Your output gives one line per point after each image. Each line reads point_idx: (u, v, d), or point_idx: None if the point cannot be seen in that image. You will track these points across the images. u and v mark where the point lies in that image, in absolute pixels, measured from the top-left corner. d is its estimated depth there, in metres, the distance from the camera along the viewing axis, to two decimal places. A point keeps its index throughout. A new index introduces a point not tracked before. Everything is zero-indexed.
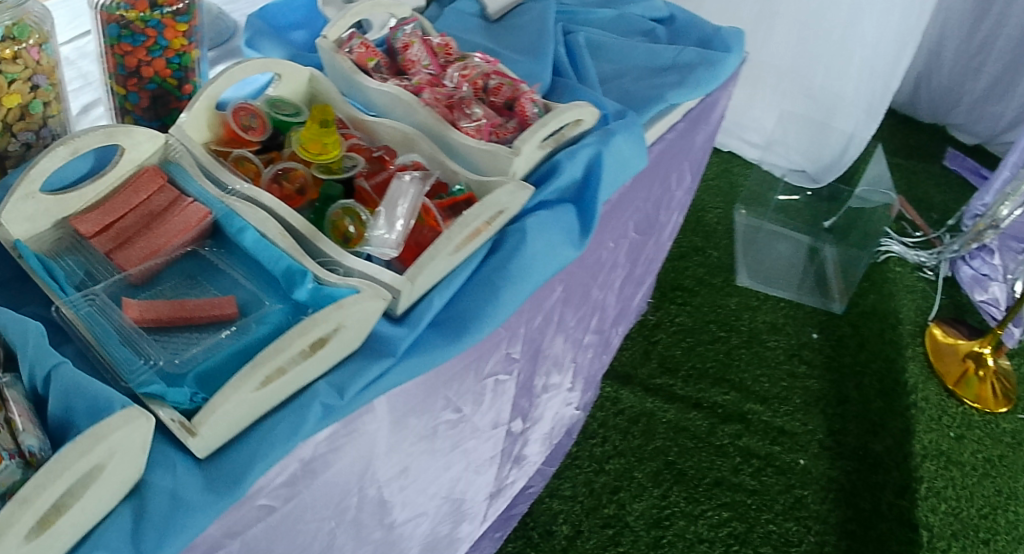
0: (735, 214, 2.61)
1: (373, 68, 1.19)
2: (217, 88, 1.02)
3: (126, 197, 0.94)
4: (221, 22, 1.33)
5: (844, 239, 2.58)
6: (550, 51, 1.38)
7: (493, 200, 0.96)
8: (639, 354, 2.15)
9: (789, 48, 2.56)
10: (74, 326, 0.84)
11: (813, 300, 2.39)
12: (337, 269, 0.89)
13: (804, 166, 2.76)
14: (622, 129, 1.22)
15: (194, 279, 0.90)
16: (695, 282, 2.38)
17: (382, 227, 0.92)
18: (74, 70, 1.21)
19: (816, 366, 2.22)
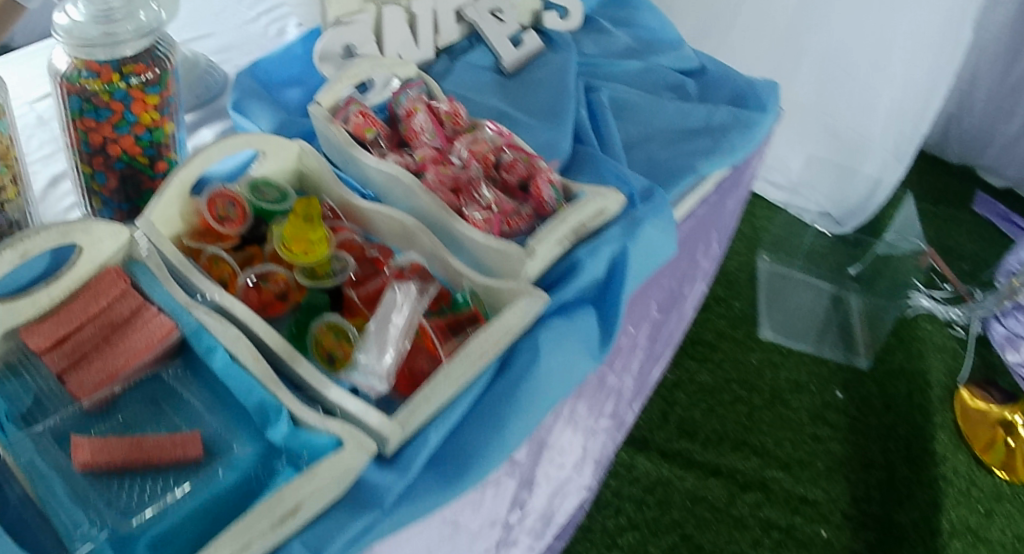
0: (758, 260, 2.44)
1: (372, 140, 1.06)
2: (189, 171, 0.89)
3: (83, 304, 0.81)
4: (210, 76, 1.20)
5: (870, 290, 2.39)
6: (570, 115, 1.26)
7: (502, 323, 0.85)
8: (658, 416, 2.01)
9: (816, 84, 2.41)
10: (13, 473, 0.72)
11: (836, 355, 2.23)
12: (322, 404, 0.78)
13: (827, 208, 2.58)
14: (648, 214, 1.09)
15: (157, 406, 0.78)
16: (713, 335, 2.22)
17: (370, 351, 0.79)
18: (35, 139, 1.05)
19: (841, 428, 2.07)
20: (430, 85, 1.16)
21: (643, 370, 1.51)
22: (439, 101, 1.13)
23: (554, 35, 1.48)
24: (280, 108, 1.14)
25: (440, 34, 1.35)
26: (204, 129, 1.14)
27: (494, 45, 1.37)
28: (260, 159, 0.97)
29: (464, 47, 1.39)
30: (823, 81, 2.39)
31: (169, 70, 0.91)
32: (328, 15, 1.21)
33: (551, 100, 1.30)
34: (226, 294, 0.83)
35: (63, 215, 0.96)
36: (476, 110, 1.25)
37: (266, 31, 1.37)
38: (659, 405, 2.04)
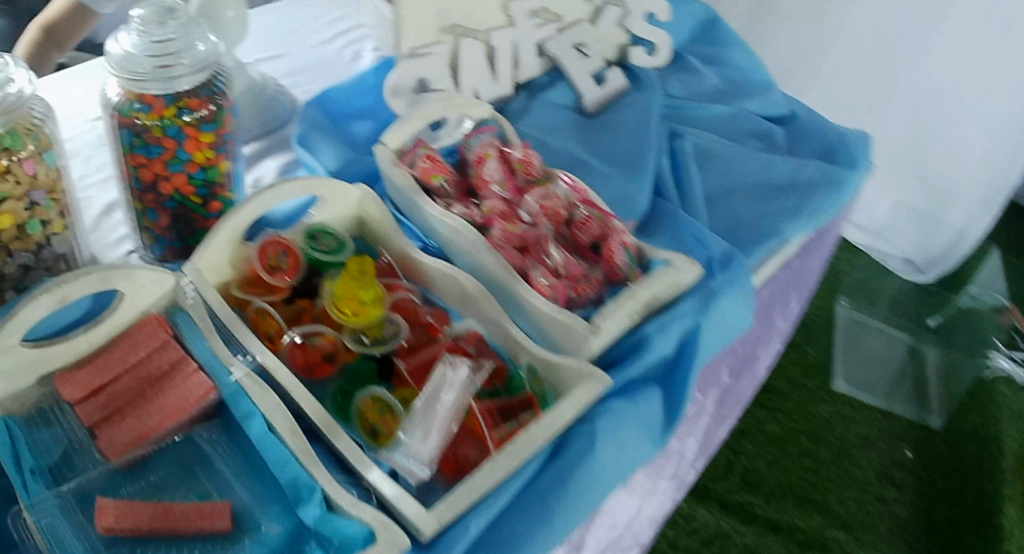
0: (836, 305, 2.15)
1: (439, 186, 1.01)
2: (241, 217, 0.85)
3: (121, 353, 0.78)
4: (279, 103, 1.18)
5: (951, 341, 2.07)
6: (650, 166, 1.17)
7: (553, 418, 0.78)
8: (724, 467, 1.76)
9: (911, 115, 2.15)
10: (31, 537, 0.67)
11: (907, 412, 1.93)
12: (359, 486, 0.73)
13: (911, 254, 2.29)
14: (724, 285, 1.01)
15: (189, 472, 0.74)
16: (783, 386, 1.94)
17: (414, 432, 0.74)
18: (82, 164, 1.03)
19: (911, 491, 1.78)
20: (503, 127, 1.11)
21: (706, 432, 1.40)
22: (512, 147, 1.07)
23: (638, 70, 1.37)
24: (346, 143, 1.10)
25: (519, 68, 1.29)
26: (267, 160, 1.11)
27: (576, 82, 1.30)
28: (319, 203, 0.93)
29: (544, 82, 1.32)
30: (919, 114, 2.14)
31: (226, 106, 0.87)
32: (402, 47, 1.17)
33: (632, 146, 1.21)
34: (271, 354, 0.79)
35: (113, 248, 0.94)
36: (549, 155, 1.19)
37: (340, 53, 1.33)
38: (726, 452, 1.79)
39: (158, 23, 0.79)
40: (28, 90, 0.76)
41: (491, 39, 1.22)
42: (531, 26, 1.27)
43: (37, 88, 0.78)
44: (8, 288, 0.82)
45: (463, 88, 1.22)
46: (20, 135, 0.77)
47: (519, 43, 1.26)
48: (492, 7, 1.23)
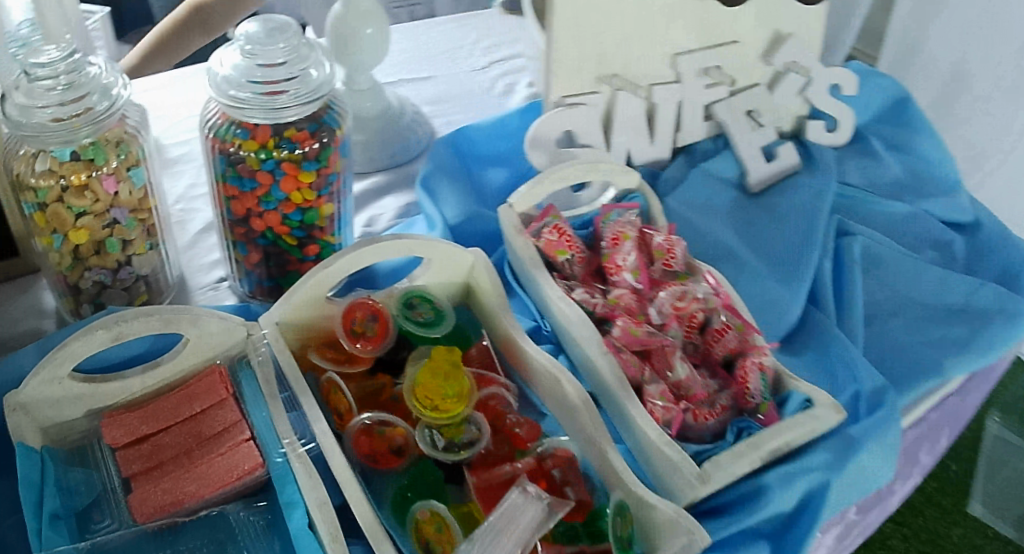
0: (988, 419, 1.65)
1: (564, 263, 0.90)
2: (330, 272, 0.77)
3: (176, 403, 0.72)
4: (410, 133, 1.09)
5: None
6: (811, 268, 1.00)
7: None
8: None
9: None
10: None
11: None
12: None
13: None
14: (866, 437, 0.85)
15: (223, 551, 0.66)
16: (922, 498, 1.51)
17: None
18: (174, 182, 0.99)
19: None
20: (648, 203, 1.00)
21: None
22: (656, 229, 0.95)
23: (813, 146, 1.15)
24: (472, 192, 1.01)
25: (682, 130, 1.11)
26: (387, 196, 1.03)
27: (743, 155, 1.10)
28: (427, 264, 0.85)
29: (708, 150, 1.14)
30: None
31: (333, 144, 0.80)
32: (550, 93, 1.02)
33: (792, 243, 1.03)
34: (333, 438, 0.70)
35: (205, 272, 0.90)
36: (695, 241, 1.04)
37: (492, 85, 1.22)
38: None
39: (266, 44, 0.73)
40: (123, 96, 0.72)
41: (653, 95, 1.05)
42: (702, 84, 1.08)
43: (130, 94, 0.74)
44: (83, 300, 0.79)
45: (613, 149, 1.06)
46: (104, 148, 0.73)
47: (684, 101, 1.08)
48: (658, 58, 1.06)
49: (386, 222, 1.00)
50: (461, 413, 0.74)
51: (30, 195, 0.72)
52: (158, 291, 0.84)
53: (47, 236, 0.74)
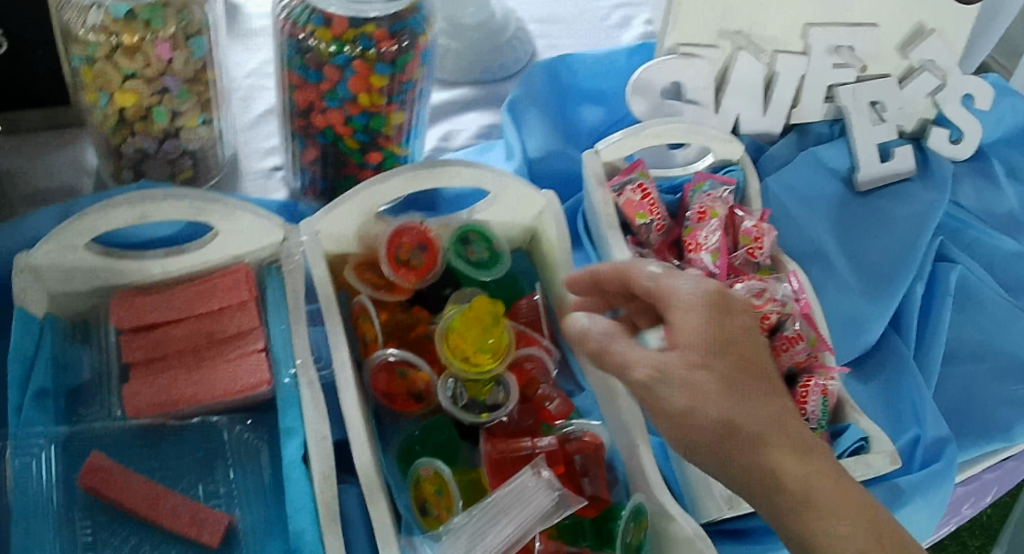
0: None
1: (642, 227, 0.80)
2: (383, 189, 0.69)
3: (193, 297, 0.67)
4: (518, 45, 0.95)
5: None
6: (901, 291, 0.90)
7: None
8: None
9: None
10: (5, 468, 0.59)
11: None
12: None
13: None
14: (916, 490, 0.78)
15: (209, 462, 0.63)
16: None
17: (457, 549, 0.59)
18: (245, 54, 0.90)
19: None
20: (746, 179, 0.87)
21: None
22: (749, 211, 0.84)
23: (933, 155, 1.02)
24: (560, 130, 0.90)
25: (797, 107, 0.99)
26: (470, 112, 0.91)
27: (859, 146, 0.98)
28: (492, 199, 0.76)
29: (823, 134, 1.01)
30: None
31: (415, 50, 0.71)
32: (665, 39, 0.91)
33: (890, 252, 0.93)
34: (350, 370, 0.64)
35: (259, 158, 0.83)
36: (789, 235, 0.93)
37: (607, 13, 1.03)
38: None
39: None
40: None
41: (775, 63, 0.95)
42: (829, 62, 0.97)
43: None
44: (124, 166, 0.74)
45: (722, 113, 0.95)
46: (162, 10, 0.66)
47: (807, 77, 0.97)
48: (791, 23, 0.94)
49: (463, 142, 0.89)
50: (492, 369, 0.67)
51: (79, 47, 0.66)
52: (207, 169, 0.78)
53: (93, 93, 0.69)
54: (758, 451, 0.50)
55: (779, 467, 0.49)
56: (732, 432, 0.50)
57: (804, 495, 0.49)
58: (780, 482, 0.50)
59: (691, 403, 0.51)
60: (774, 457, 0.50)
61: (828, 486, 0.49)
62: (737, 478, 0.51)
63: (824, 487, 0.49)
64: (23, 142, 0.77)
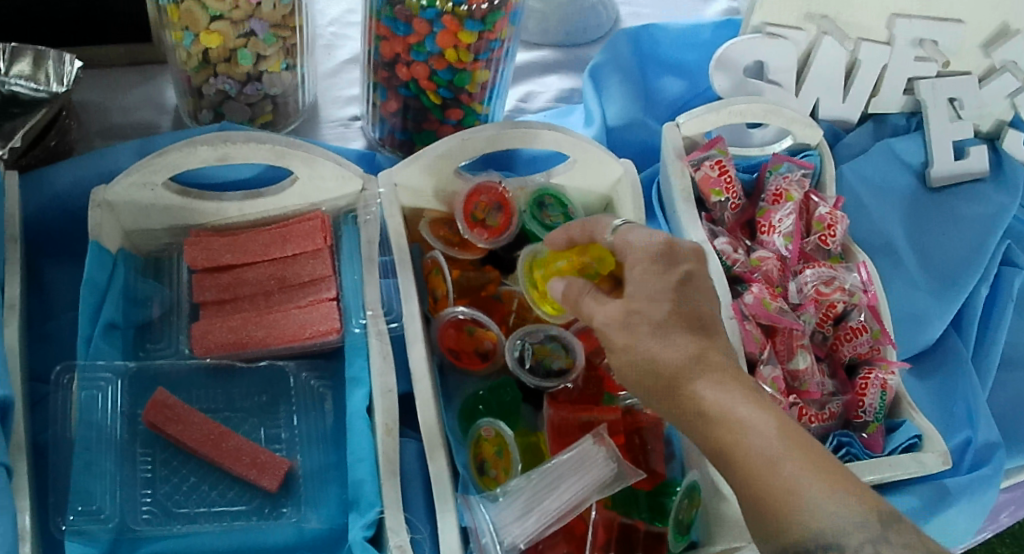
0: None
1: (715, 204, 0.79)
2: (466, 145, 0.70)
3: (268, 241, 0.68)
4: (602, 10, 0.93)
5: None
6: (964, 294, 0.89)
7: None
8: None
9: None
10: (63, 398, 0.59)
11: None
12: (416, 532, 0.60)
13: None
14: (962, 493, 0.77)
15: (272, 405, 0.64)
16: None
17: (512, 511, 0.59)
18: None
19: None
20: (822, 165, 0.86)
21: None
22: (824, 197, 0.82)
23: (1008, 157, 1.00)
24: (640, 96, 0.89)
25: (876, 96, 0.98)
26: (551, 74, 0.91)
27: (934, 142, 0.96)
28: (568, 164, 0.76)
29: (899, 126, 1.00)
30: None
31: (504, 10, 0.71)
32: (750, 17, 0.89)
33: (957, 252, 0.91)
34: (417, 324, 0.66)
35: (339, 106, 0.83)
36: (857, 225, 0.91)
37: None
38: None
39: None
40: None
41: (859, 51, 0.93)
42: (911, 54, 0.95)
43: None
44: (204, 106, 0.75)
45: (802, 97, 0.94)
46: None
47: (888, 68, 0.95)
48: (878, 11, 0.92)
49: (542, 104, 0.89)
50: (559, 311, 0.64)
51: None
52: (285, 113, 0.79)
53: (178, 32, 0.69)
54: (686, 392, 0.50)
55: (707, 402, 0.49)
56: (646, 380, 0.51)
57: (727, 425, 0.48)
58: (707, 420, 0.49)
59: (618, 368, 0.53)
60: (700, 392, 0.49)
61: (760, 414, 0.48)
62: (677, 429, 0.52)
63: (756, 415, 0.48)
64: (104, 77, 0.78)
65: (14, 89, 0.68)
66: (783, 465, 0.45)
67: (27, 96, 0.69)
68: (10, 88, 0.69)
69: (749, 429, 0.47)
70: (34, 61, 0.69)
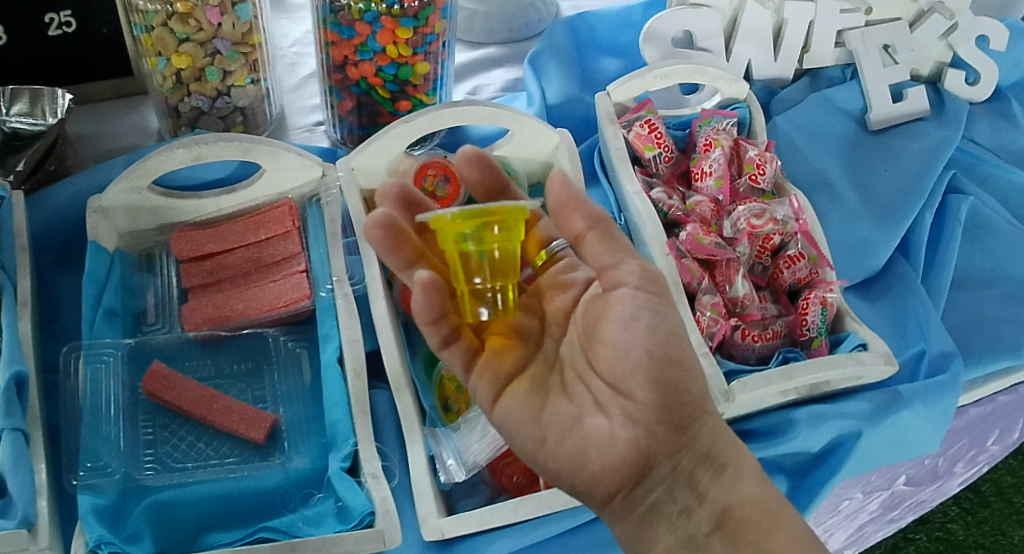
0: None
1: (650, 160, 0.87)
2: (410, 127, 0.78)
3: (243, 229, 0.77)
4: (542, 5, 1.02)
5: None
6: (909, 219, 0.93)
7: None
8: (883, 548, 1.27)
9: None
10: (72, 377, 0.68)
11: None
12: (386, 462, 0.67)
13: None
14: (918, 396, 0.77)
15: (256, 370, 0.72)
16: (995, 488, 1.32)
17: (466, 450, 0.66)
18: (291, 26, 0.99)
19: None
20: (753, 116, 0.93)
21: (863, 536, 1.05)
22: (754, 143, 0.89)
23: (948, 95, 1.05)
24: (579, 75, 0.96)
25: (808, 51, 1.04)
26: (497, 68, 1.00)
27: (869, 86, 1.01)
28: (509, 137, 0.84)
29: (835, 78, 1.06)
30: None
31: (435, 5, 0.80)
32: None
33: (899, 184, 0.96)
34: (379, 285, 0.73)
35: (304, 115, 0.93)
36: (797, 168, 0.97)
37: None
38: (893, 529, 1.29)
39: None
40: None
41: (783, 9, 1.00)
42: (835, 8, 1.02)
43: None
44: (182, 123, 0.84)
45: (735, 59, 1.01)
46: None
47: (815, 23, 1.01)
48: None
49: (490, 94, 0.97)
50: (480, 316, 0.61)
51: (139, 17, 0.76)
52: (256, 124, 0.88)
53: (152, 58, 0.79)
54: (692, 427, 0.59)
55: (700, 440, 0.59)
56: (688, 413, 0.58)
57: (717, 462, 0.59)
58: (731, 476, 0.59)
59: (653, 391, 0.57)
60: (697, 433, 0.59)
61: (741, 462, 0.59)
62: (678, 480, 0.57)
63: (737, 460, 0.59)
64: (95, 112, 0.88)
65: (15, 126, 0.77)
66: (764, 502, 0.58)
67: (27, 131, 0.78)
68: (12, 126, 0.78)
69: (746, 491, 0.58)
70: (30, 98, 0.79)
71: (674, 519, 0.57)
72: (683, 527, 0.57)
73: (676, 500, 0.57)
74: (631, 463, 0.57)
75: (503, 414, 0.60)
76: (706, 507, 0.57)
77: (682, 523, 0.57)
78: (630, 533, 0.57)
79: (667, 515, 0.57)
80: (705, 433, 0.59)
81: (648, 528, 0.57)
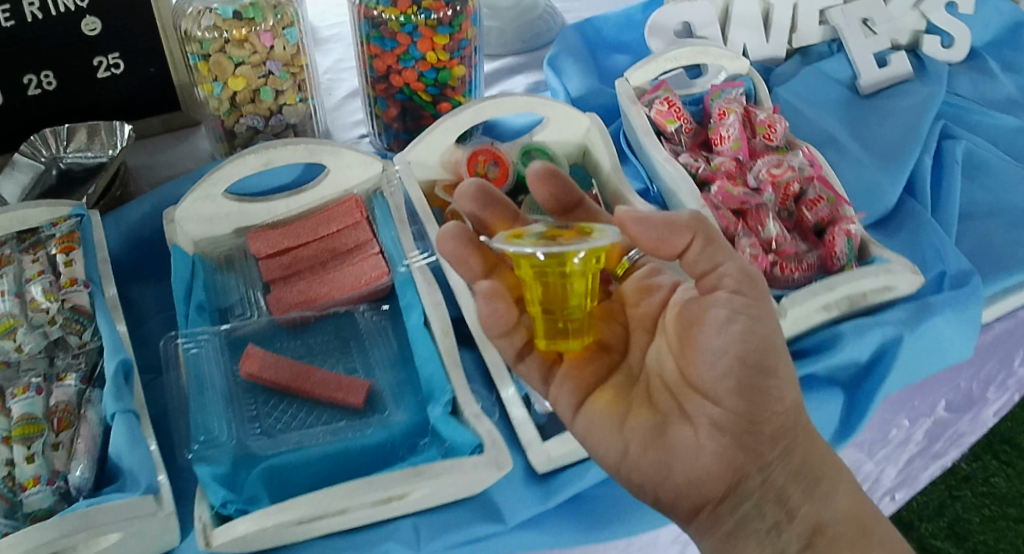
0: None
1: (672, 133, 0.95)
2: (458, 119, 0.86)
3: (315, 224, 0.84)
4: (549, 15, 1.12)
5: None
6: (911, 162, 1.01)
7: None
8: (931, 506, 1.31)
9: None
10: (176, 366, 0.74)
11: None
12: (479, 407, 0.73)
13: None
14: (945, 304, 0.84)
15: (345, 345, 0.78)
16: None
17: None
18: (327, 57, 1.09)
19: None
20: (756, 88, 1.02)
21: (910, 477, 1.10)
22: (762, 108, 0.98)
23: (928, 59, 1.14)
24: (594, 71, 1.06)
25: (796, 32, 1.14)
26: (517, 75, 1.08)
27: (856, 57, 1.11)
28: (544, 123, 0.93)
29: (823, 52, 1.15)
30: None
31: (465, 13, 0.89)
32: None
33: (896, 136, 1.04)
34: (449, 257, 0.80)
35: (348, 130, 1.01)
36: (801, 129, 1.06)
37: None
38: (937, 489, 1.33)
39: None
40: None
41: None
42: None
43: None
44: (238, 144, 0.92)
45: (731, 43, 1.11)
46: (262, 9, 0.85)
47: (799, 6, 1.12)
48: None
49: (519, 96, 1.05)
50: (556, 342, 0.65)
51: (197, 46, 0.86)
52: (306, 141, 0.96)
53: (209, 83, 0.88)
54: (781, 447, 0.62)
55: (794, 458, 0.62)
56: (779, 427, 0.62)
57: (813, 474, 0.62)
58: (824, 491, 0.62)
59: (737, 401, 0.61)
60: (790, 453, 0.62)
61: (833, 480, 0.63)
62: (767, 495, 0.61)
63: (830, 475, 0.63)
64: (147, 146, 0.97)
65: (71, 161, 0.88)
66: (862, 520, 0.61)
67: (81, 166, 0.89)
68: (67, 162, 0.88)
69: (834, 507, 0.62)
70: (87, 134, 0.88)
71: (763, 536, 0.61)
72: (772, 544, 0.60)
73: (766, 516, 0.61)
74: (715, 472, 0.61)
75: (582, 427, 0.65)
76: (800, 523, 0.61)
77: (772, 540, 0.60)
78: (715, 546, 0.61)
79: (756, 531, 0.61)
80: (792, 455, 0.63)
81: (736, 543, 0.61)
